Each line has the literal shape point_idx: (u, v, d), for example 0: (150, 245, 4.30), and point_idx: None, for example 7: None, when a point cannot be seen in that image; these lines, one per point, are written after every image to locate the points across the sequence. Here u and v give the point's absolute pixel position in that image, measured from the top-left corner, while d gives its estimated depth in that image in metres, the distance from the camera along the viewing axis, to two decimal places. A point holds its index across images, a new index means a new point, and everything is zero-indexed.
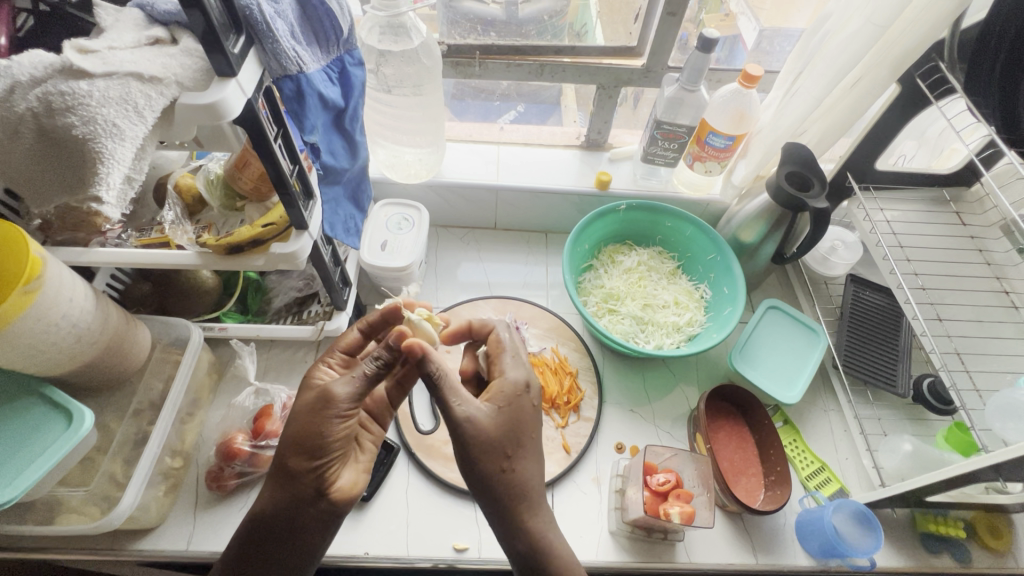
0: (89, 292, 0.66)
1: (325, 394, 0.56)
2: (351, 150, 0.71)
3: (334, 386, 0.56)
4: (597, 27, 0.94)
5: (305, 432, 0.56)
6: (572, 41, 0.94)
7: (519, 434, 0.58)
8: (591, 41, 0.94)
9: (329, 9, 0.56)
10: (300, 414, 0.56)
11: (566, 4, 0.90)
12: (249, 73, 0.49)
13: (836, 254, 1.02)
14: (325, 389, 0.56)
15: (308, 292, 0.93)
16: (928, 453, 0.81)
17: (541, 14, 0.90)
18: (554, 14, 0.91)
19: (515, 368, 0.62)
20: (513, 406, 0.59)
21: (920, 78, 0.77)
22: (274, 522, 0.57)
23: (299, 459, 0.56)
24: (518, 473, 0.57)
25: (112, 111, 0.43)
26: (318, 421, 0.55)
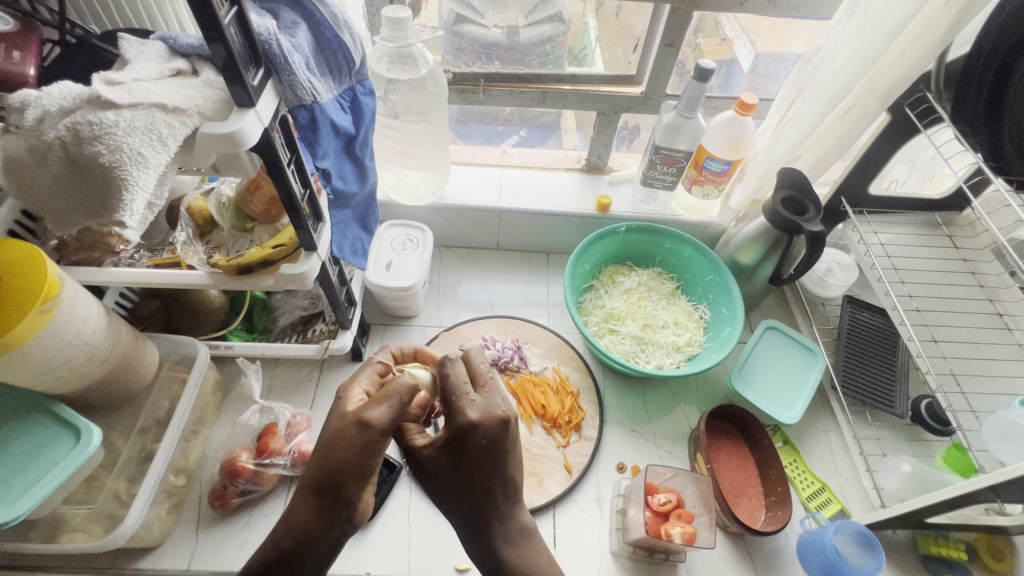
0: (101, 311, 0.67)
1: (362, 422, 0.49)
2: (361, 176, 0.71)
3: (371, 414, 0.49)
4: (597, 53, 0.97)
5: (343, 463, 0.50)
6: (572, 67, 0.97)
7: (470, 471, 0.53)
8: (592, 66, 0.98)
9: (342, 41, 0.58)
10: (337, 441, 0.50)
11: (566, 29, 0.92)
12: (266, 103, 0.51)
13: (832, 276, 1.04)
14: (361, 416, 0.49)
15: (314, 311, 0.96)
16: (926, 474, 0.81)
17: (543, 37, 0.92)
18: (553, 41, 0.93)
19: (479, 404, 0.52)
20: (466, 446, 0.52)
21: (909, 108, 0.79)
22: (310, 551, 0.52)
23: (348, 486, 0.51)
24: (466, 500, 0.54)
25: (137, 140, 0.45)
26: (358, 453, 0.49)
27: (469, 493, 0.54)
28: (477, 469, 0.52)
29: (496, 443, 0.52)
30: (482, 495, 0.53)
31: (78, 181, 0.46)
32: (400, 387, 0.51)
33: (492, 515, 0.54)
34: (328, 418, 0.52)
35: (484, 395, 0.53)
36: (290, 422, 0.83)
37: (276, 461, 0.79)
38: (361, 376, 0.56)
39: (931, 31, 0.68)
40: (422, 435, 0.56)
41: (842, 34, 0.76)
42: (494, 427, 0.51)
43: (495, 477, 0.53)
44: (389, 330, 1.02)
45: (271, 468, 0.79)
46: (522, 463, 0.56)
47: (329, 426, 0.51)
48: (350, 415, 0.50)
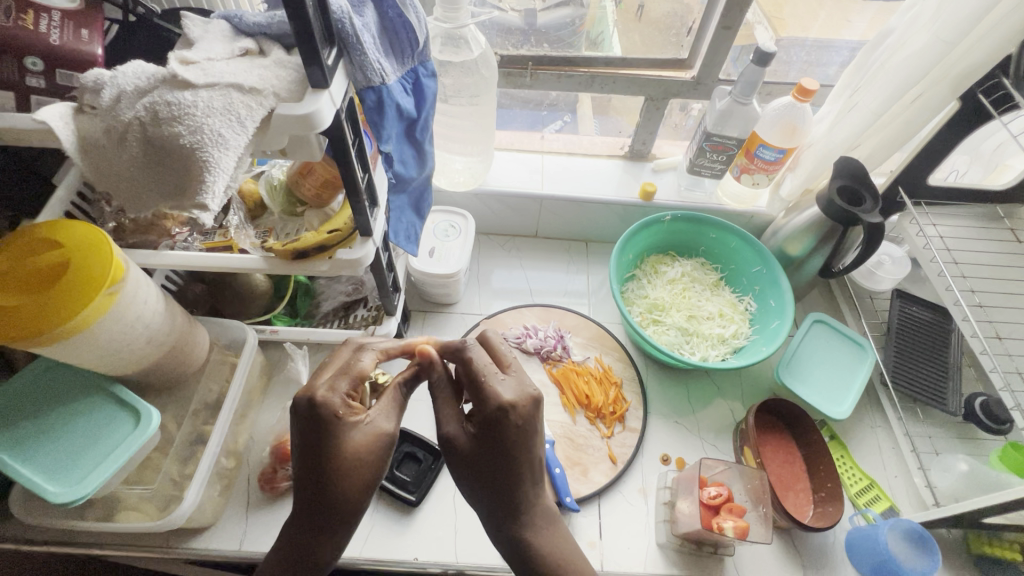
0: (160, 294, 0.67)
1: (381, 433, 0.56)
2: (420, 160, 0.68)
3: (382, 422, 0.57)
4: (615, 37, 0.94)
5: (364, 476, 0.55)
6: (588, 50, 0.94)
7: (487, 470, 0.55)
8: (608, 50, 0.94)
9: (406, 21, 0.57)
10: (358, 454, 0.54)
11: (584, 13, 0.91)
12: (338, 84, 0.50)
13: (882, 268, 1.01)
14: (376, 428, 0.56)
15: (357, 296, 0.95)
16: (984, 474, 0.80)
17: (561, 21, 0.90)
18: (574, 21, 0.91)
19: (510, 388, 0.55)
20: (499, 431, 0.54)
21: (982, 95, 0.75)
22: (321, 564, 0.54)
23: (358, 501, 0.54)
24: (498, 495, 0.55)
25: (217, 120, 0.44)
26: (381, 457, 0.56)
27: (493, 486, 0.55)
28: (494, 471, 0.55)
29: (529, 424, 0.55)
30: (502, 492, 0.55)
31: (155, 163, 0.46)
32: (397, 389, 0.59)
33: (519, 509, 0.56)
34: (331, 437, 0.53)
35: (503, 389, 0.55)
36: None
37: None
38: (332, 376, 0.56)
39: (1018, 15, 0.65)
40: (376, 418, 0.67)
41: (918, 17, 0.72)
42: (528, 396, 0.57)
43: (519, 466, 0.55)
44: (430, 317, 1.02)
45: None
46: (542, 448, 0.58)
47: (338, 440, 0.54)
48: (369, 427, 0.55)
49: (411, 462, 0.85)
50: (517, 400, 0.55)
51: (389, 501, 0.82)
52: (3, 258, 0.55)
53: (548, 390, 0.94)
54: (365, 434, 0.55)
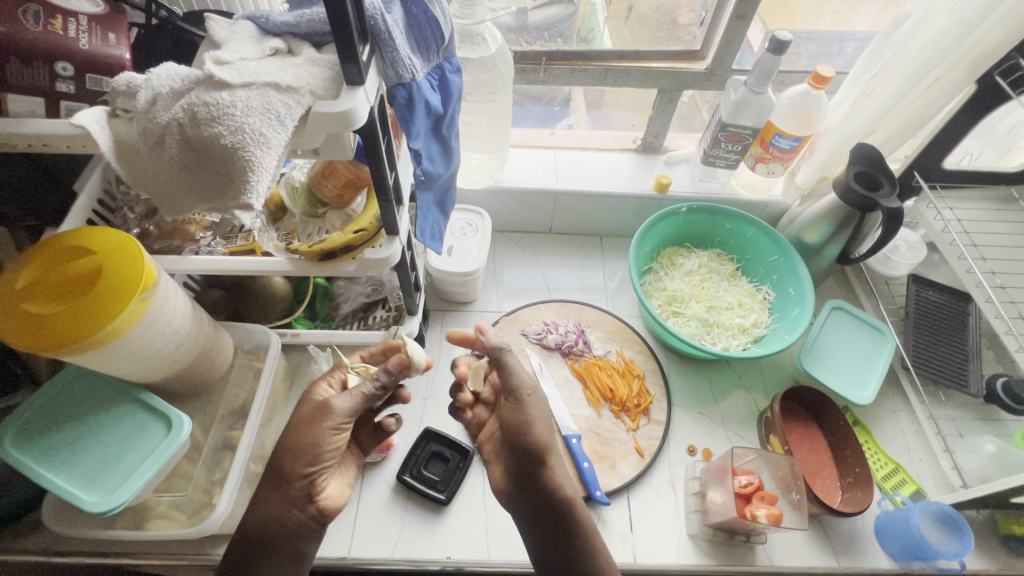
0: (188, 300, 0.67)
1: (326, 405, 0.62)
2: (446, 156, 0.66)
3: (335, 398, 0.62)
4: (605, 33, 0.93)
5: (304, 442, 0.61)
6: (578, 47, 0.93)
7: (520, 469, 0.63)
8: (598, 46, 0.93)
9: (432, 16, 0.56)
10: (305, 421, 0.62)
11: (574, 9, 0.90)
12: (372, 81, 0.49)
13: (898, 254, 1.02)
14: (326, 402, 0.62)
15: (376, 297, 0.95)
16: (1012, 455, 0.80)
17: (552, 21, 0.91)
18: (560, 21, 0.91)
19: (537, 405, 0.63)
20: (534, 460, 0.62)
21: (998, 76, 0.75)
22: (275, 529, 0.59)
23: (296, 463, 0.60)
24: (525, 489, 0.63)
25: (258, 120, 0.43)
26: (320, 426, 0.61)
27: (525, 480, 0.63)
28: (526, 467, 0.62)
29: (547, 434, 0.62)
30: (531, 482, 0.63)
31: (193, 165, 0.45)
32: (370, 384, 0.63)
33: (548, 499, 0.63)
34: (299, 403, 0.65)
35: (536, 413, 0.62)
36: None
37: None
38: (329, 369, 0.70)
39: None
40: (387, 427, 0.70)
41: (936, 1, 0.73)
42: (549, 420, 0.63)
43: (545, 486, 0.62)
44: (449, 316, 1.02)
45: None
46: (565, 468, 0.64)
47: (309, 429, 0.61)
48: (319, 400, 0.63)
49: (438, 462, 0.85)
50: (545, 442, 0.62)
51: (419, 500, 0.82)
52: (32, 268, 0.55)
53: (571, 385, 0.94)
54: (325, 419, 0.61)
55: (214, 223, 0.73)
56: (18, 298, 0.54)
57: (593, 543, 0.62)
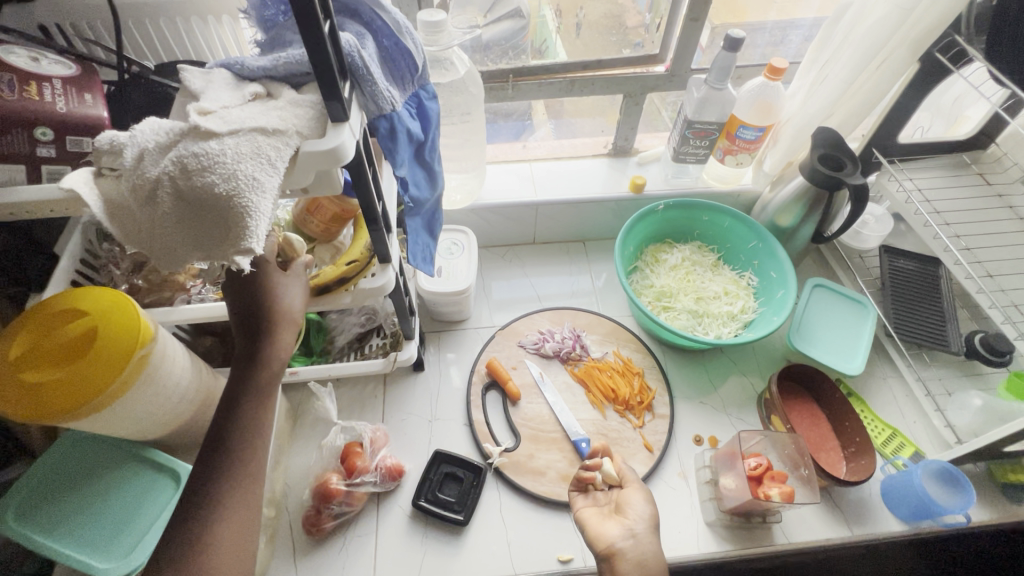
0: (185, 352, 0.66)
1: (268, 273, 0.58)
2: (431, 180, 0.67)
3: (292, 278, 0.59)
4: (558, 43, 0.95)
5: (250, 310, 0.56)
6: (532, 58, 0.95)
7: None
8: (552, 57, 0.96)
9: (404, 47, 0.58)
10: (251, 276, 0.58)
11: (527, 22, 0.91)
12: (355, 116, 0.50)
13: (868, 228, 1.06)
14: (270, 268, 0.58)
15: (371, 326, 0.95)
16: (998, 406, 0.83)
17: (501, 36, 0.91)
18: (514, 35, 0.91)
19: (643, 499, 0.70)
20: (640, 536, 0.66)
21: (939, 53, 0.82)
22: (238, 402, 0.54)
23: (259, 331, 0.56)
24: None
25: (250, 165, 0.44)
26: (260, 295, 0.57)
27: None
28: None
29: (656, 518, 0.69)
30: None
31: (187, 217, 0.45)
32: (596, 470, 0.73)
33: (620, 549, 0.65)
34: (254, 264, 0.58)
35: (632, 494, 0.70)
36: (372, 439, 0.83)
37: (366, 479, 0.80)
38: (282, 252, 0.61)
39: None
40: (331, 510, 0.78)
41: None
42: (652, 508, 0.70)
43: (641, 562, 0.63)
44: (445, 336, 1.02)
45: (362, 486, 0.80)
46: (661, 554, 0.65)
47: (267, 293, 0.57)
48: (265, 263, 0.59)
49: (452, 482, 0.85)
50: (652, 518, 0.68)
51: (438, 524, 0.82)
52: (25, 337, 0.53)
53: (574, 390, 0.95)
54: (279, 282, 0.58)
55: (203, 271, 0.71)
56: (12, 369, 0.53)
57: None
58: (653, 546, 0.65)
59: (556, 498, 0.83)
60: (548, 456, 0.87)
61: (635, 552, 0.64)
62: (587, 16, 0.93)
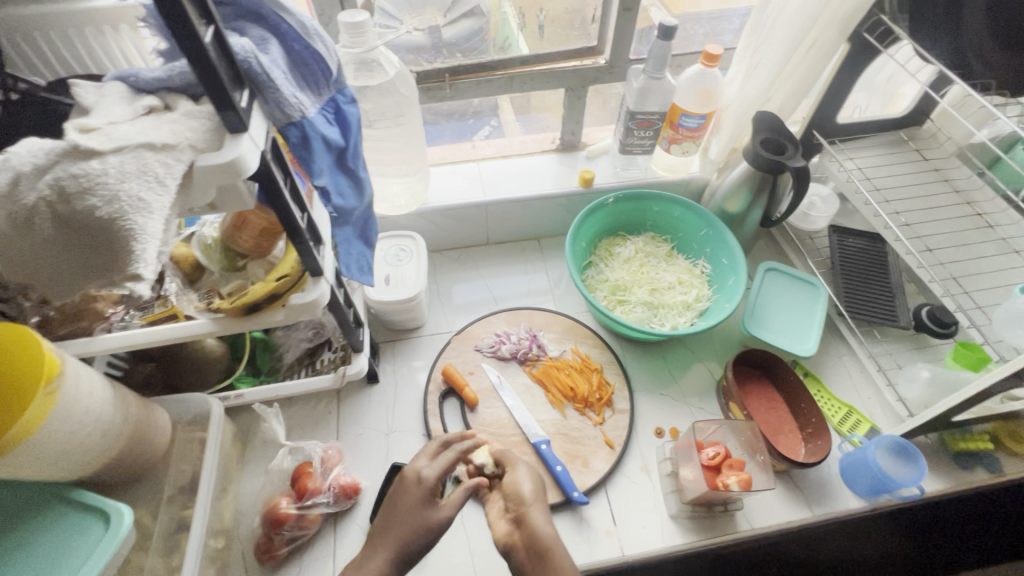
0: (105, 383, 0.62)
1: None
2: (357, 188, 0.64)
3: None
4: (521, 40, 0.94)
5: None
6: (498, 55, 0.94)
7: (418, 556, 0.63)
8: (516, 52, 0.94)
9: (315, 52, 0.56)
10: None
11: (487, 20, 0.90)
12: (257, 125, 0.48)
13: (815, 209, 1.07)
14: None
15: (320, 340, 0.92)
16: (945, 377, 0.85)
17: (461, 35, 0.90)
18: (476, 34, 0.91)
19: (527, 478, 0.68)
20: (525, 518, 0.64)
21: (867, 33, 0.82)
22: None
23: None
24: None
25: (135, 185, 0.41)
26: None
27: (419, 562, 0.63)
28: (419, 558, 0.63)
29: (540, 492, 0.67)
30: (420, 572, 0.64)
31: (73, 243, 0.42)
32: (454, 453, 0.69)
33: (515, 539, 0.63)
34: None
35: (518, 472, 0.69)
36: (323, 458, 0.80)
37: (319, 500, 0.77)
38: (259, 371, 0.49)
39: None
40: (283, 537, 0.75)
41: None
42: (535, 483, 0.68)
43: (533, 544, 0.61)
44: (400, 345, 0.99)
45: (315, 508, 0.76)
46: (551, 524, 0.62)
47: None
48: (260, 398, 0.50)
49: None
50: (534, 494, 0.66)
51: None
52: None
53: (533, 392, 0.93)
54: None
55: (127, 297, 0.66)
56: None
57: None
58: (542, 523, 0.63)
59: None
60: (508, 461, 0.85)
61: (526, 534, 0.62)
62: (550, 12, 0.91)
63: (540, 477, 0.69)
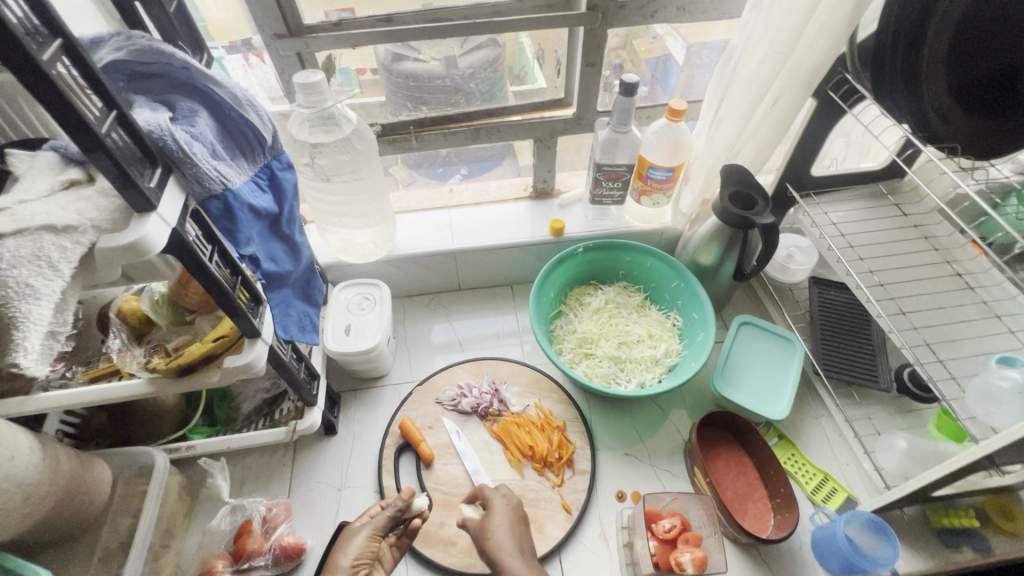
0: (32, 443, 0.62)
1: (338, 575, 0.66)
2: (293, 253, 0.67)
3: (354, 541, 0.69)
4: (537, 70, 0.95)
5: None
6: (514, 85, 0.95)
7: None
8: (533, 82, 0.95)
9: (249, 121, 0.56)
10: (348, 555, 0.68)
11: (505, 50, 0.89)
12: (170, 203, 0.48)
13: (794, 261, 1.04)
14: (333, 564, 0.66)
15: (277, 391, 0.90)
16: (923, 448, 0.80)
17: (480, 64, 0.89)
18: (493, 63, 0.90)
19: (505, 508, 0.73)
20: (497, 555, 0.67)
21: (832, 90, 0.82)
22: None
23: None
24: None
25: (25, 271, 0.41)
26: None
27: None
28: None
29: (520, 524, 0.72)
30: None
31: None
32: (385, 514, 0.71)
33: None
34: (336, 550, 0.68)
35: (496, 519, 0.71)
36: (267, 516, 0.80)
37: (256, 562, 0.76)
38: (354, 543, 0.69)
39: (836, 18, 0.70)
40: None
41: (752, 29, 0.76)
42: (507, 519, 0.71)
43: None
44: (361, 395, 0.98)
45: (252, 570, 0.76)
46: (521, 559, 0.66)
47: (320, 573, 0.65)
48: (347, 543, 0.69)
49: None
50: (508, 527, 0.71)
51: None
52: None
53: (492, 449, 0.90)
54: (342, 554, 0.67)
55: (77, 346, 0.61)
56: None
57: None
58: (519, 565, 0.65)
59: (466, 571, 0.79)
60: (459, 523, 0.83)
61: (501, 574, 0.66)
62: None
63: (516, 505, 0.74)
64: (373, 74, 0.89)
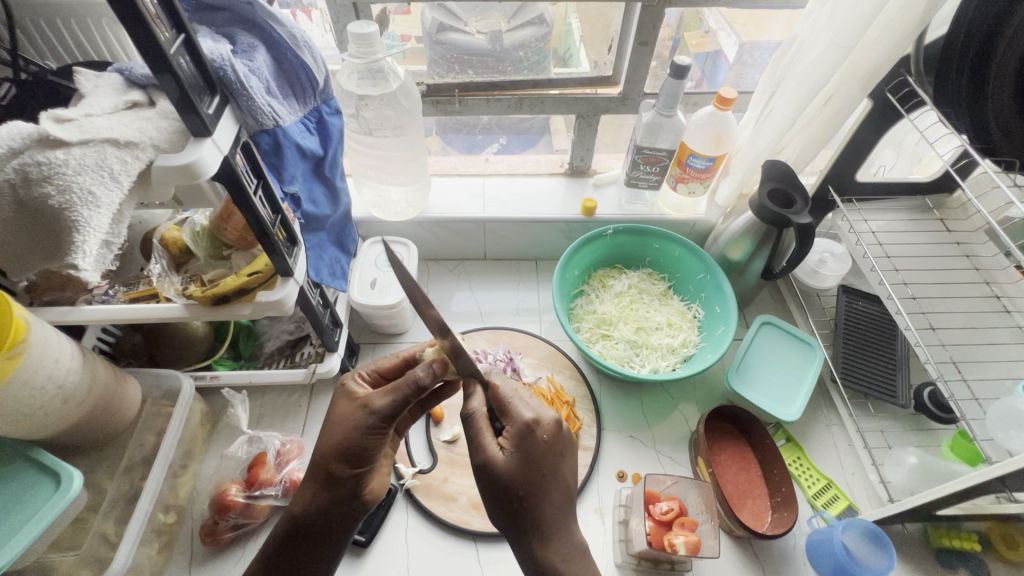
0: (74, 351, 0.66)
1: (345, 446, 0.59)
2: (332, 197, 0.74)
3: (367, 400, 0.59)
4: (582, 53, 0.95)
5: (319, 513, 0.61)
6: (558, 67, 0.96)
7: (333, 510, 0.61)
8: (576, 66, 0.96)
9: (303, 61, 0.58)
10: (346, 421, 0.59)
11: (552, 30, 0.91)
12: (225, 132, 0.50)
13: (825, 266, 1.02)
14: (345, 430, 0.59)
15: (300, 334, 0.92)
16: (933, 465, 0.80)
17: (528, 40, 0.90)
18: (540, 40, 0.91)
19: (529, 408, 0.59)
20: (533, 450, 0.57)
21: (890, 93, 0.79)
22: (324, 537, 0.61)
23: (339, 465, 0.59)
24: (307, 517, 0.61)
25: (88, 178, 0.44)
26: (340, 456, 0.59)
27: (343, 507, 0.61)
28: (340, 514, 0.61)
29: (557, 444, 0.59)
30: (348, 525, 0.62)
31: (26, 223, 0.46)
32: (405, 383, 0.58)
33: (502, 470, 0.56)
34: (335, 406, 0.62)
35: (516, 408, 0.58)
36: (281, 451, 0.83)
37: (266, 492, 0.79)
38: (358, 422, 0.58)
39: (908, 14, 0.67)
40: (226, 528, 0.78)
41: (816, 22, 0.74)
42: (522, 455, 0.56)
43: (542, 484, 0.57)
44: (379, 348, 1.01)
45: (263, 498, 0.79)
46: (547, 491, 0.57)
47: (338, 439, 0.59)
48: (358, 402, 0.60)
49: None
50: (522, 474, 0.56)
51: None
52: None
53: None
54: (359, 422, 0.58)
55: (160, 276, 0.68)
56: None
57: (543, 507, 0.57)
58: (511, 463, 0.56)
59: (463, 525, 0.81)
60: (461, 482, 0.85)
61: (515, 457, 0.56)
62: None
63: (540, 431, 0.58)
64: (417, 43, 0.91)
